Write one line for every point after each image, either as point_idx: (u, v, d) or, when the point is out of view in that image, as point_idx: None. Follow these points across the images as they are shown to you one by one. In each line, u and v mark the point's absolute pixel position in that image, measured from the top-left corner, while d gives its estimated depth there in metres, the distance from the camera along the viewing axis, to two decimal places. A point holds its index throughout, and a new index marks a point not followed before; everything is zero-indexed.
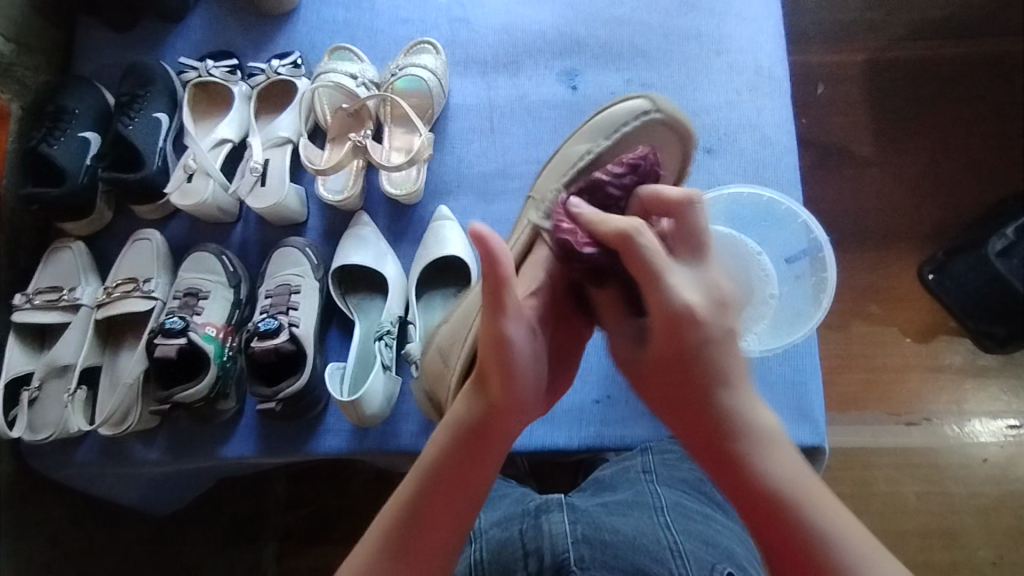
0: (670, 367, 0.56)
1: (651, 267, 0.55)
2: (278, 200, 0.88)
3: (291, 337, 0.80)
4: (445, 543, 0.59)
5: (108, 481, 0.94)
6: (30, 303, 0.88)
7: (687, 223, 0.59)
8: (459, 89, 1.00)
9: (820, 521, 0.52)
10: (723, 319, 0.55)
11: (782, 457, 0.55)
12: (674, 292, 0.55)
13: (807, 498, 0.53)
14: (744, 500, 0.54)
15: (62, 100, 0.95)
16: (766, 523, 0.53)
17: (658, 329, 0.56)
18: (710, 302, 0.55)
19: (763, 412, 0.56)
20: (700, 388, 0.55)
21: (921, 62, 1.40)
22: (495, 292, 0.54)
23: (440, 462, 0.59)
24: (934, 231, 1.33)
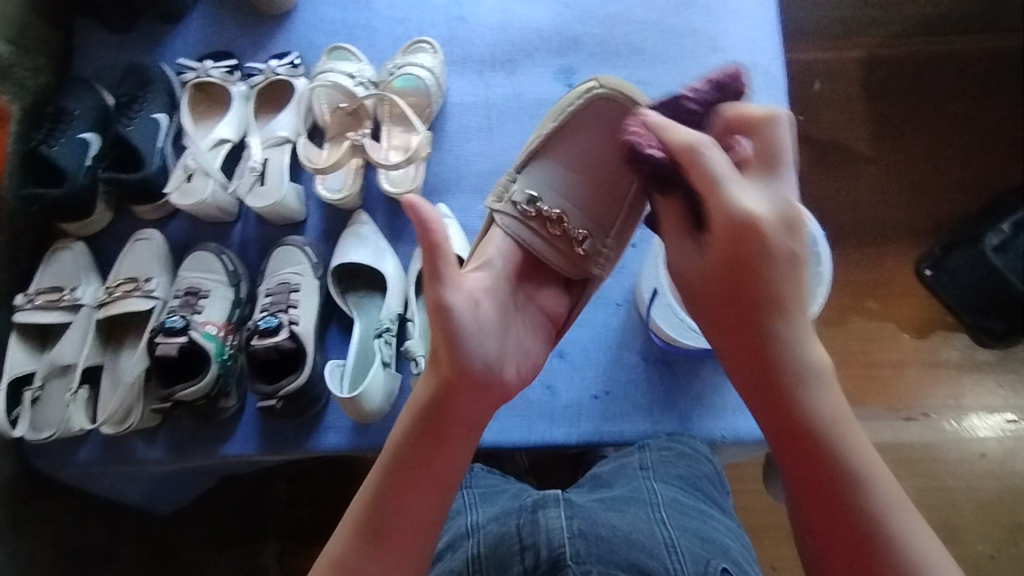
0: (732, 285, 0.59)
1: (713, 178, 0.58)
2: (277, 199, 0.88)
3: (291, 335, 0.81)
4: (416, 521, 0.60)
5: (111, 480, 0.94)
6: (31, 304, 0.88)
7: (765, 140, 0.62)
8: (456, 88, 1.01)
9: (850, 451, 0.58)
10: (791, 242, 0.58)
11: (825, 388, 0.59)
12: (738, 204, 0.58)
13: (840, 425, 0.58)
14: (784, 425, 0.59)
15: (61, 102, 0.95)
16: (799, 447, 0.59)
17: (727, 239, 0.59)
18: (780, 221, 0.59)
19: (814, 344, 0.60)
20: (759, 309, 0.59)
21: (916, 59, 1.41)
22: (430, 262, 0.56)
23: (405, 442, 0.61)
24: (930, 227, 1.34)
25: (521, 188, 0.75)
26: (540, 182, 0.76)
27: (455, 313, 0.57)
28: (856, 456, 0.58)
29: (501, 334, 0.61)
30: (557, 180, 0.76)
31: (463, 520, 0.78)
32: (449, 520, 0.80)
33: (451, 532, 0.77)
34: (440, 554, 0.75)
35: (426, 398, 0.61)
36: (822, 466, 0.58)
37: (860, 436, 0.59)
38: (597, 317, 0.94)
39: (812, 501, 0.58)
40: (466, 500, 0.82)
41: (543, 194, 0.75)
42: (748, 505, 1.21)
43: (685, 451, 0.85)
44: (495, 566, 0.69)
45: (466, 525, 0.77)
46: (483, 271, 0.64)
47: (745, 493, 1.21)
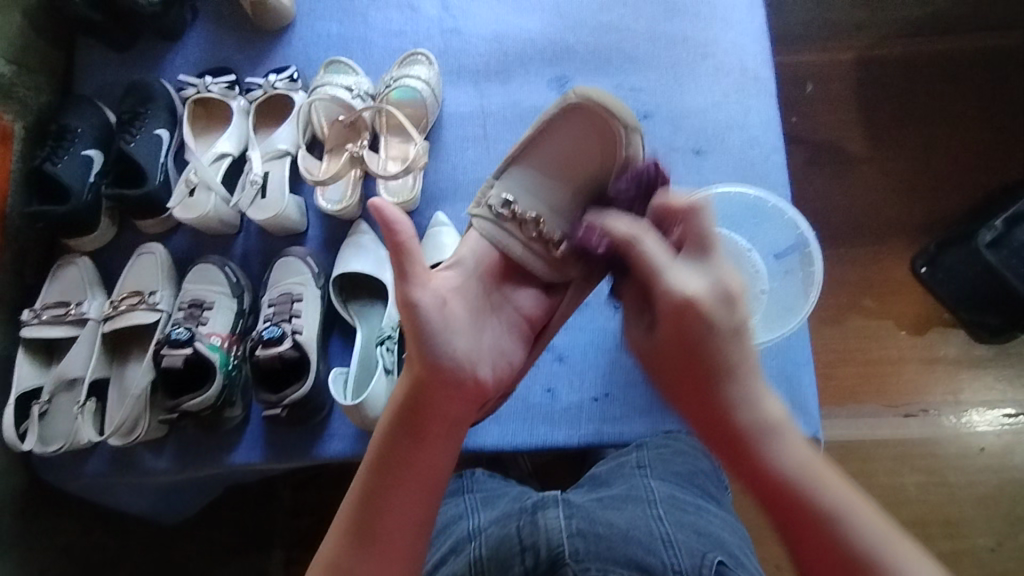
0: (683, 362, 0.61)
1: (649, 266, 0.62)
2: (279, 210, 0.90)
3: (294, 344, 0.83)
4: (403, 521, 0.61)
5: (119, 492, 0.95)
6: (38, 319, 0.90)
7: (693, 226, 0.63)
8: (452, 98, 1.03)
9: (828, 498, 0.54)
10: (730, 314, 0.60)
11: (790, 443, 0.58)
12: (675, 287, 0.60)
13: (813, 475, 0.56)
14: (757, 487, 0.57)
15: (64, 119, 0.97)
16: (774, 505, 0.56)
17: (667, 322, 0.61)
18: (715, 296, 0.60)
19: (769, 401, 0.59)
20: (710, 377, 0.59)
21: (905, 60, 1.43)
22: (399, 263, 0.59)
23: (387, 444, 0.63)
24: (924, 224, 1.36)
25: (499, 192, 0.76)
26: (517, 185, 0.76)
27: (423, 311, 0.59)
28: (838, 499, 0.55)
29: (467, 330, 0.62)
30: (534, 183, 0.77)
31: (464, 525, 0.79)
32: (451, 525, 0.81)
33: (453, 537, 0.78)
34: (442, 560, 0.76)
35: (402, 400, 0.62)
36: (801, 521, 0.55)
37: (837, 480, 0.56)
38: (597, 321, 0.95)
39: (802, 554, 0.55)
40: (466, 505, 0.84)
41: (520, 197, 0.76)
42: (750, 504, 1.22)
43: (681, 448, 0.88)
44: (496, 566, 0.70)
45: (468, 529, 0.78)
46: (454, 270, 0.67)
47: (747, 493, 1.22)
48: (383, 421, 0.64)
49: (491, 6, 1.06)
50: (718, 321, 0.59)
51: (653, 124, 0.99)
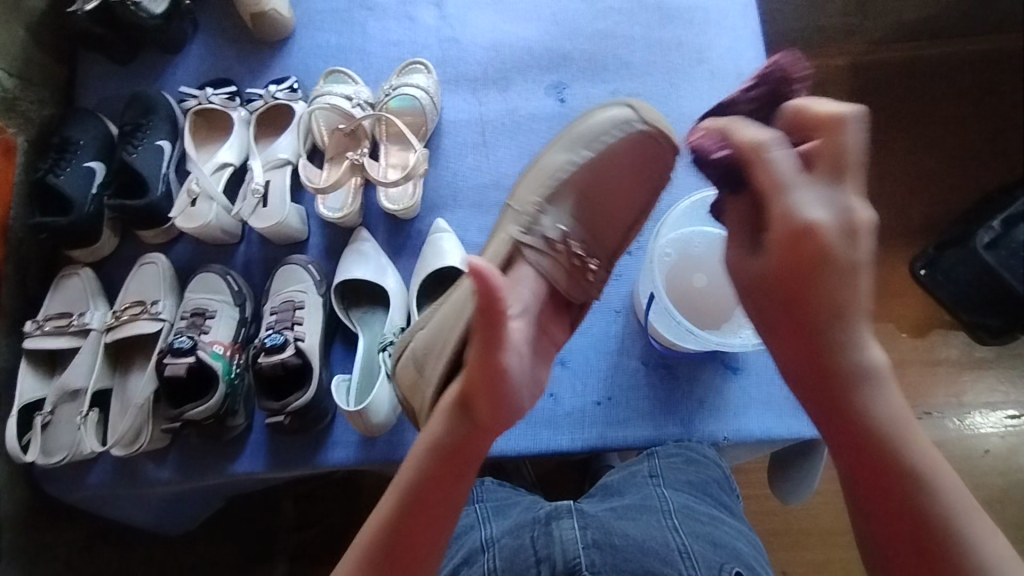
0: (794, 290, 0.57)
1: (777, 180, 0.56)
2: (279, 219, 0.91)
3: (296, 352, 0.83)
4: (430, 551, 0.63)
5: (121, 504, 0.95)
6: (41, 330, 0.90)
7: (834, 144, 0.56)
8: (451, 106, 1.04)
9: (908, 446, 0.56)
10: (854, 249, 0.55)
11: (886, 386, 0.57)
12: (800, 212, 0.56)
13: (899, 424, 0.57)
14: (844, 426, 0.57)
15: (66, 132, 0.98)
16: (854, 440, 0.57)
17: (784, 250, 0.57)
18: (841, 230, 0.55)
19: (873, 346, 0.57)
20: (822, 310, 0.56)
21: (899, 64, 1.44)
22: (489, 334, 0.54)
23: (421, 475, 0.62)
24: (922, 227, 1.37)
25: (550, 221, 0.76)
26: (565, 214, 0.77)
27: (507, 375, 0.57)
28: (920, 459, 0.56)
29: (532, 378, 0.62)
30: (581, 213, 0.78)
31: (476, 534, 0.79)
32: (461, 534, 0.80)
33: (464, 546, 0.78)
34: (455, 569, 0.75)
35: (443, 437, 0.62)
36: (876, 464, 0.57)
37: (924, 436, 0.57)
38: (599, 324, 0.95)
39: (867, 496, 0.57)
40: (477, 514, 0.83)
41: (570, 226, 0.77)
42: (757, 509, 1.21)
43: (691, 456, 0.86)
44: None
45: (479, 539, 0.77)
46: (521, 317, 0.63)
47: (752, 498, 1.22)
48: (416, 449, 0.63)
49: (488, 16, 1.07)
50: (838, 256, 0.55)
51: None
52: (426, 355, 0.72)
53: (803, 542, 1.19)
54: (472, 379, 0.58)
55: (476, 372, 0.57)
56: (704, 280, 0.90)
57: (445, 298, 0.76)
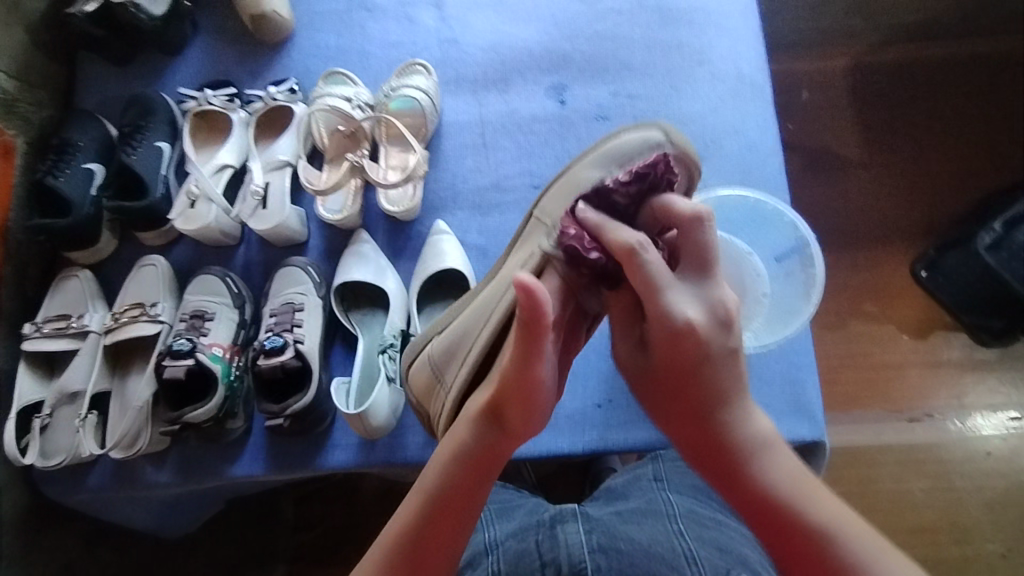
0: (673, 377, 0.60)
1: (653, 283, 0.58)
2: (278, 220, 0.90)
3: (296, 354, 0.83)
4: (447, 557, 0.62)
5: (120, 507, 0.95)
6: (39, 332, 0.90)
7: (694, 241, 0.60)
8: (451, 107, 1.03)
9: (810, 507, 0.57)
10: (728, 338, 0.59)
11: (775, 457, 0.60)
12: (676, 311, 0.58)
13: (800, 487, 0.58)
14: (745, 500, 0.59)
15: (66, 134, 0.98)
16: (756, 510, 0.58)
17: (662, 341, 0.59)
18: (714, 322, 0.58)
19: (756, 417, 0.61)
20: (705, 396, 0.59)
21: (900, 65, 1.44)
22: (526, 344, 0.56)
23: (445, 481, 0.63)
24: (923, 228, 1.36)
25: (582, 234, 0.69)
26: None
27: (543, 383, 0.59)
28: (828, 518, 0.57)
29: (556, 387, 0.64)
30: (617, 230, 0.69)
31: (479, 535, 0.78)
32: None
33: (467, 550, 0.77)
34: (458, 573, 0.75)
35: (471, 444, 0.62)
36: (786, 532, 0.57)
37: (827, 495, 0.59)
38: (600, 327, 0.94)
39: (784, 560, 0.57)
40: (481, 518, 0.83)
41: None
42: None
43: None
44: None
45: (482, 541, 0.77)
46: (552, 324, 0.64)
47: None
48: (441, 455, 0.64)
49: (488, 17, 1.07)
50: (713, 347, 0.58)
51: None
52: (446, 360, 0.72)
53: None
54: (506, 384, 0.59)
55: (510, 379, 0.59)
56: None
57: (457, 307, 0.77)
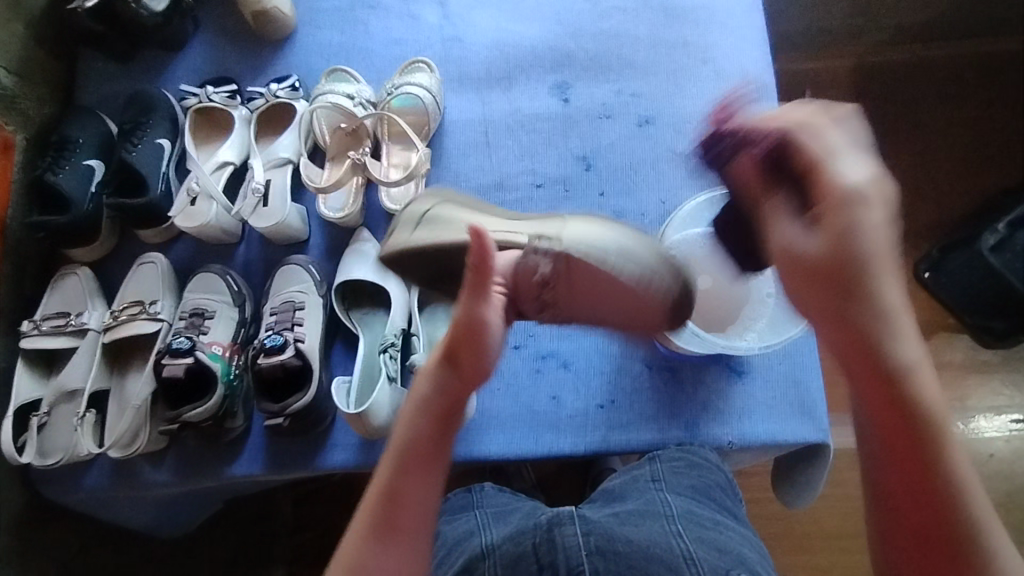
0: (836, 260, 0.55)
1: (814, 157, 0.57)
2: (279, 218, 0.90)
3: (296, 353, 0.82)
4: (423, 514, 0.61)
5: (118, 506, 0.94)
6: (37, 330, 0.89)
7: (823, 141, 0.58)
8: (454, 105, 1.03)
9: (951, 444, 0.52)
10: (892, 225, 0.55)
11: (928, 374, 0.53)
12: (842, 176, 0.56)
13: (946, 418, 0.53)
14: (884, 404, 0.54)
15: (65, 130, 0.97)
16: (894, 427, 0.53)
17: (827, 208, 0.56)
18: (875, 198, 0.55)
19: (913, 336, 0.55)
20: (862, 286, 0.54)
21: (905, 65, 1.43)
22: (477, 298, 0.60)
23: (415, 432, 0.63)
24: (927, 229, 1.35)
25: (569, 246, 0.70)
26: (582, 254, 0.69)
27: (489, 332, 0.61)
28: (958, 458, 0.53)
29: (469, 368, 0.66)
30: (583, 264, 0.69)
31: (477, 541, 0.77)
32: (461, 541, 0.79)
33: (465, 553, 0.76)
34: None
35: (433, 393, 0.64)
36: (912, 455, 0.53)
37: (962, 448, 0.53)
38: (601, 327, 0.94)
39: (900, 487, 0.54)
40: (478, 522, 0.82)
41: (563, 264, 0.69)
42: (760, 514, 1.20)
43: (694, 460, 0.85)
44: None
45: (480, 545, 0.76)
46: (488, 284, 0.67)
47: (755, 502, 1.20)
48: (411, 411, 0.64)
49: (491, 15, 1.06)
50: (874, 219, 0.55)
51: (655, 129, 0.99)
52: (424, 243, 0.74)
53: (807, 546, 1.18)
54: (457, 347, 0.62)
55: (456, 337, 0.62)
56: (710, 282, 0.88)
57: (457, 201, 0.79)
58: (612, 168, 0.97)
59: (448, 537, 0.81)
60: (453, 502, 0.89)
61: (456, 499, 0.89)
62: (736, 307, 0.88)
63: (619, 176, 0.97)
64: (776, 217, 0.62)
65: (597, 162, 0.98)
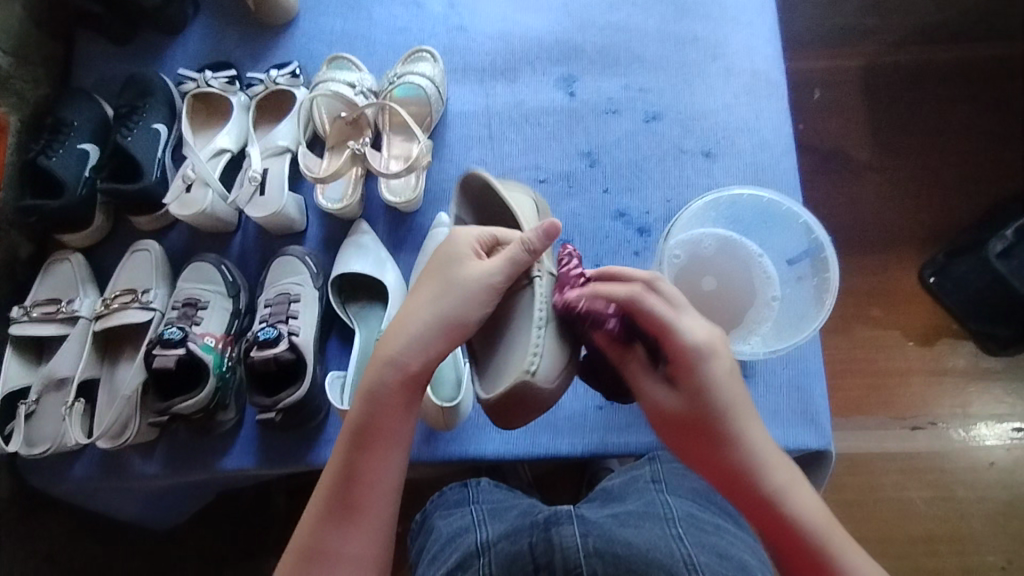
0: (692, 418, 0.60)
1: (659, 321, 0.59)
2: (276, 208, 0.87)
3: (290, 346, 0.80)
4: (382, 494, 0.61)
5: (106, 496, 0.92)
6: (28, 316, 0.87)
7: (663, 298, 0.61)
8: (457, 96, 1.01)
9: (838, 549, 0.55)
10: (726, 368, 0.59)
11: (797, 489, 0.58)
12: (686, 333, 0.59)
13: (827, 526, 0.56)
14: (769, 529, 0.58)
15: (60, 113, 0.95)
16: (787, 548, 0.57)
17: (682, 373, 0.59)
18: (709, 349, 0.59)
19: (779, 460, 0.59)
20: (719, 438, 0.59)
21: (917, 66, 1.41)
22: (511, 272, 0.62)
23: (372, 406, 0.61)
24: (933, 233, 1.33)
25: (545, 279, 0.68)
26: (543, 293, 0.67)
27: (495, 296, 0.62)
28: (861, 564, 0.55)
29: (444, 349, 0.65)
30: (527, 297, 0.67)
31: (472, 537, 0.76)
32: (455, 537, 0.78)
33: (460, 550, 0.74)
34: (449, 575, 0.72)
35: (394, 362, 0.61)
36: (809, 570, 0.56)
37: (856, 546, 0.57)
38: None
39: None
40: (473, 517, 0.80)
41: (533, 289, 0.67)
42: None
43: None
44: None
45: (475, 542, 0.74)
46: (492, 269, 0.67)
47: None
48: (370, 382, 0.62)
49: (498, 4, 1.04)
50: (710, 372, 0.59)
51: (662, 126, 0.97)
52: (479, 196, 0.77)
53: None
54: (448, 307, 0.61)
55: (458, 292, 0.61)
56: (713, 283, 0.85)
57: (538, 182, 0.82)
58: (617, 164, 0.95)
59: (442, 533, 0.80)
60: (449, 496, 0.87)
61: (451, 493, 0.87)
62: (740, 310, 0.85)
63: (625, 172, 0.95)
64: (639, 376, 0.64)
65: (601, 158, 0.96)
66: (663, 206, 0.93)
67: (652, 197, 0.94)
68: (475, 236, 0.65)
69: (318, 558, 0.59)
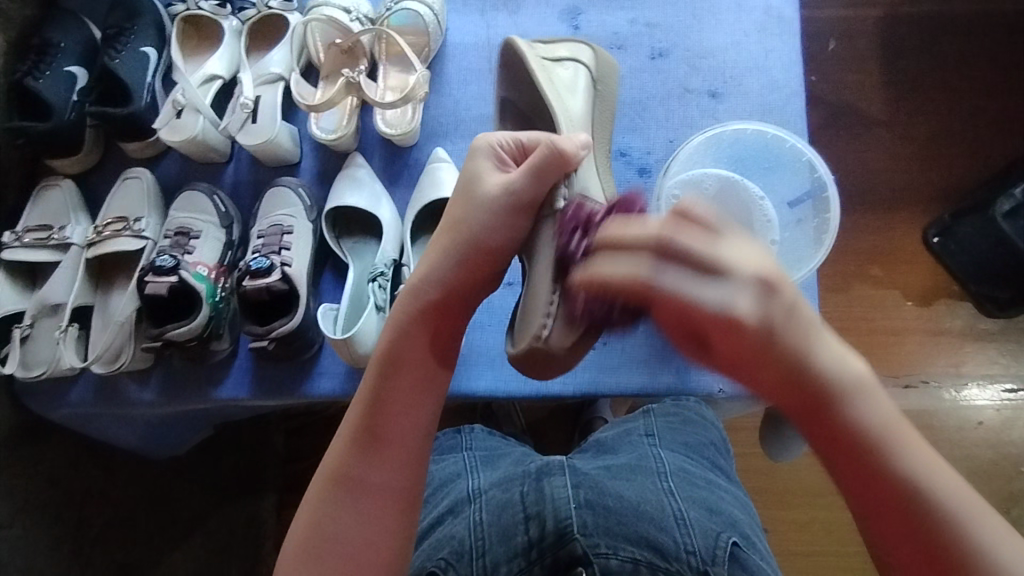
0: (733, 358, 0.51)
1: (675, 297, 0.48)
2: (269, 137, 0.86)
3: (283, 277, 0.79)
4: (413, 424, 0.62)
5: (104, 424, 0.94)
6: (20, 241, 0.87)
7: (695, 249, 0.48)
8: (457, 28, 0.97)
9: (906, 454, 0.50)
10: (770, 307, 0.48)
11: (869, 395, 0.51)
12: (708, 300, 0.47)
13: (897, 435, 0.50)
14: (829, 445, 0.52)
15: (46, 33, 0.92)
16: (844, 464, 0.52)
17: (713, 337, 0.49)
18: (760, 300, 0.48)
19: (848, 359, 0.52)
20: (773, 370, 0.51)
21: (936, 18, 1.36)
22: (534, 184, 0.59)
23: (403, 334, 0.63)
24: (940, 192, 1.31)
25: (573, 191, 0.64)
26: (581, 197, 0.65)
27: (499, 203, 0.60)
28: (926, 465, 0.50)
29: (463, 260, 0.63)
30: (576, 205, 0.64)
31: (463, 485, 0.78)
32: (448, 482, 0.80)
33: (451, 496, 0.77)
34: (440, 519, 0.75)
35: (428, 284, 0.62)
36: (877, 491, 0.50)
37: (926, 450, 0.51)
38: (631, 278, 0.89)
39: (879, 521, 0.50)
40: (466, 463, 0.83)
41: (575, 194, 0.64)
42: (746, 468, 1.20)
43: (689, 417, 0.89)
44: (497, 534, 0.69)
45: (467, 489, 0.77)
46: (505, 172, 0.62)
47: (743, 457, 1.20)
48: (399, 311, 0.64)
49: None
50: (753, 315, 0.48)
51: (666, 63, 0.93)
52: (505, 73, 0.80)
53: (787, 501, 1.19)
54: (470, 223, 0.61)
55: (481, 211, 0.60)
56: None
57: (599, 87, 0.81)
58: (620, 104, 0.92)
59: (435, 477, 0.82)
60: (442, 441, 0.90)
61: (445, 439, 0.90)
62: None
63: (628, 112, 0.92)
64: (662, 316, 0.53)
65: None
66: (665, 147, 0.91)
67: (654, 137, 0.91)
68: (498, 141, 0.63)
69: (346, 484, 0.60)
